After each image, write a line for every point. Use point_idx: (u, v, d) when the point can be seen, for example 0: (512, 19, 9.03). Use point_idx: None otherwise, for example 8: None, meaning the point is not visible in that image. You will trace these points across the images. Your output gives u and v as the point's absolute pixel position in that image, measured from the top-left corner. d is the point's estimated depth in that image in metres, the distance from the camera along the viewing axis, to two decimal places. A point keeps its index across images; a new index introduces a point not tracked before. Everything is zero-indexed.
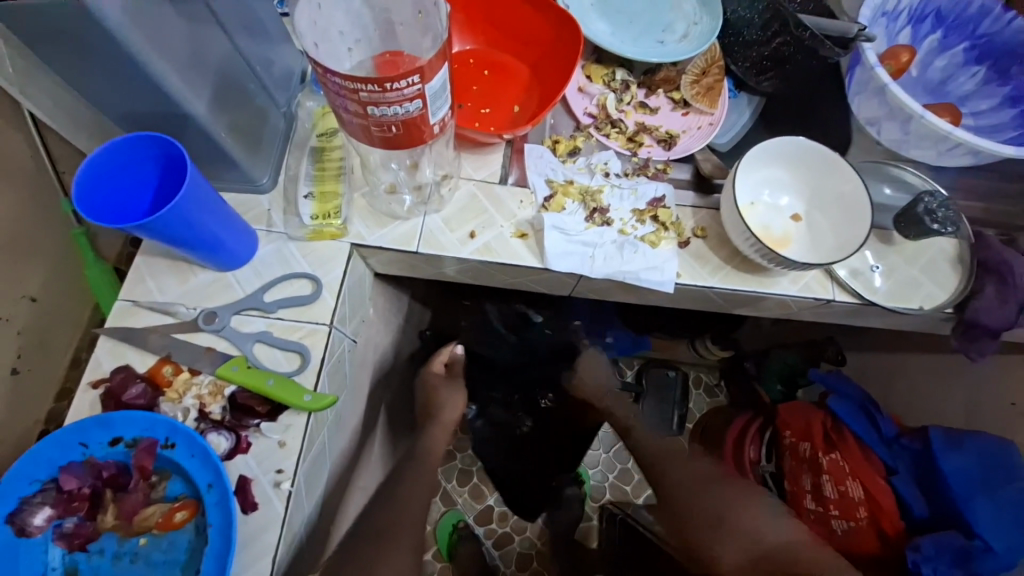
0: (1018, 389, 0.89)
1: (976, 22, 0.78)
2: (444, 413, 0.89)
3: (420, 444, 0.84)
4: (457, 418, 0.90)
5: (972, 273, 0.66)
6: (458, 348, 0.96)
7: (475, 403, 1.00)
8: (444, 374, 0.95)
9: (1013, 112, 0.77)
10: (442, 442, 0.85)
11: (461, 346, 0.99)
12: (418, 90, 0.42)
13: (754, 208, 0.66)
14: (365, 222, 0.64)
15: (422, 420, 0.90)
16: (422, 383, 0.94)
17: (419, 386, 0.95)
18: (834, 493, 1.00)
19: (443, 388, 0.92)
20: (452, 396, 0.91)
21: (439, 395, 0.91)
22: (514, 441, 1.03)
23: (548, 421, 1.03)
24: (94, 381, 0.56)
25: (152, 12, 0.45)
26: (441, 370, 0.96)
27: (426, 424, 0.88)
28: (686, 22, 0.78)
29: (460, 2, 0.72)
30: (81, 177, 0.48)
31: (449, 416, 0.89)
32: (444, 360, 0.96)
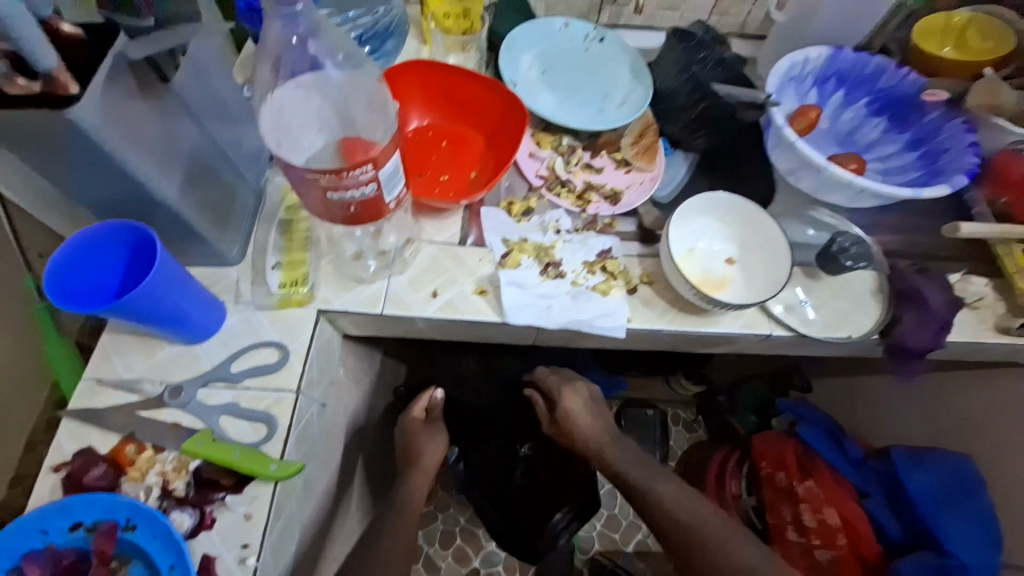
0: (965, 403, 0.95)
1: (873, 80, 0.88)
2: (424, 458, 0.86)
3: (399, 493, 0.80)
4: (439, 462, 0.87)
5: (892, 301, 0.73)
6: (437, 392, 0.92)
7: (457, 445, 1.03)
8: (424, 420, 0.91)
9: (914, 155, 0.86)
10: (423, 489, 0.82)
11: (440, 390, 0.94)
12: (372, 176, 0.47)
13: (692, 255, 0.72)
14: (331, 288, 0.67)
15: (402, 468, 0.87)
16: (402, 431, 0.90)
17: (399, 434, 0.91)
18: (813, 522, 1.01)
19: (423, 434, 0.88)
20: (432, 441, 0.89)
21: (420, 442, 0.88)
22: (504, 488, 1.05)
23: (534, 469, 1.05)
24: (55, 465, 0.55)
25: (127, 115, 0.49)
26: (421, 416, 0.92)
27: (407, 472, 0.85)
28: (622, 91, 0.87)
29: (417, 84, 0.79)
30: (52, 267, 0.50)
31: (429, 461, 0.86)
32: (423, 405, 0.92)
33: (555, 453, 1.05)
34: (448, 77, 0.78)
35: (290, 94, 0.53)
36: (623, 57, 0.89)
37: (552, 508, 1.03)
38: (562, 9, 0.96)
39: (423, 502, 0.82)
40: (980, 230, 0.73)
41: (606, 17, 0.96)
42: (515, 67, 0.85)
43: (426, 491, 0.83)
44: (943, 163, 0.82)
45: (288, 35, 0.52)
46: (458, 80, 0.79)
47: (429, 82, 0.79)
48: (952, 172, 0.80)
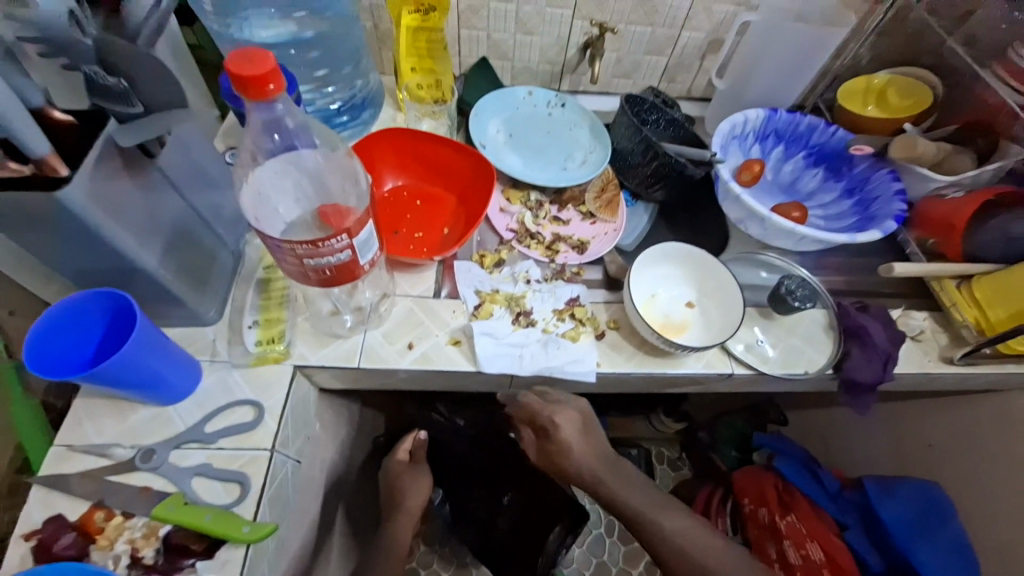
0: (930, 431, 1.01)
1: (807, 136, 0.98)
2: (407, 499, 0.89)
3: (385, 534, 0.86)
4: (422, 504, 0.89)
5: (840, 337, 0.78)
6: (422, 432, 0.96)
7: (441, 486, 1.06)
8: (408, 462, 0.94)
9: (850, 202, 0.95)
10: (408, 531, 0.87)
11: (425, 430, 0.98)
12: (347, 243, 0.51)
13: (654, 301, 0.77)
14: (307, 344, 0.69)
15: (387, 508, 0.90)
16: (386, 474, 0.94)
17: (384, 478, 0.94)
18: (797, 559, 0.99)
19: (405, 475, 0.91)
20: (416, 481, 0.91)
21: (403, 483, 0.91)
22: (489, 535, 1.07)
23: (519, 515, 1.06)
24: (24, 533, 0.54)
25: (114, 192, 0.52)
26: (406, 457, 0.95)
27: (390, 513, 0.89)
28: (583, 151, 0.95)
29: (392, 150, 0.85)
30: (32, 335, 0.52)
31: (413, 502, 0.89)
32: (407, 447, 0.95)
33: (535, 498, 1.05)
34: (419, 142, 0.84)
35: (270, 176, 0.56)
36: (582, 120, 0.98)
37: (547, 527, 1.03)
38: (526, 78, 1.05)
39: (407, 546, 0.86)
40: (912, 269, 0.79)
41: (566, 84, 1.06)
42: (483, 131, 0.93)
43: (411, 530, 0.88)
44: (874, 209, 0.90)
45: (271, 134, 0.53)
46: (428, 145, 0.84)
47: (403, 147, 0.85)
48: (882, 218, 0.87)
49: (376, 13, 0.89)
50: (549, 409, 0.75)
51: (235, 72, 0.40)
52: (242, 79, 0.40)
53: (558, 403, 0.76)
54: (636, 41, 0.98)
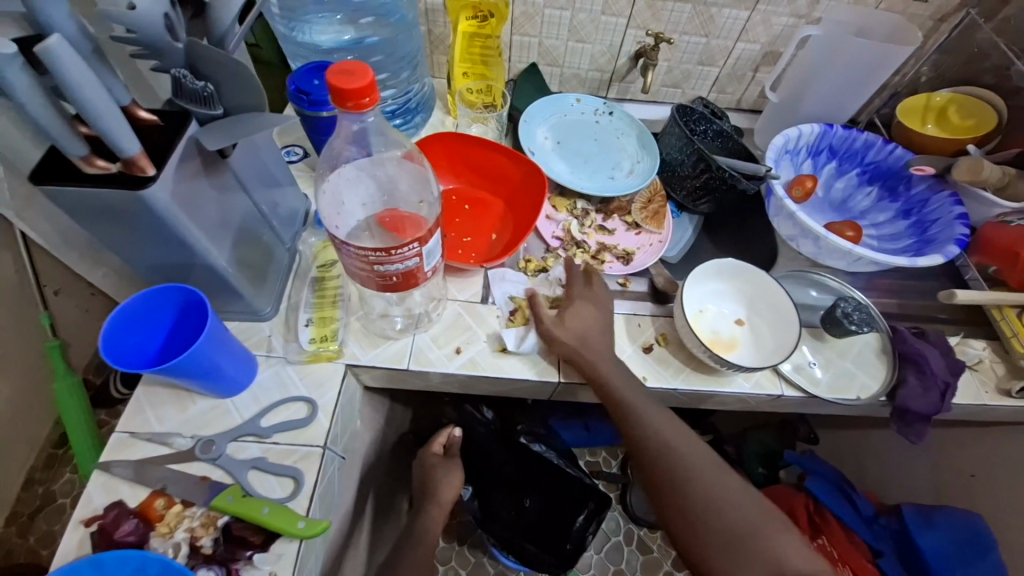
0: (973, 460, 0.97)
1: (862, 153, 0.96)
2: (439, 492, 0.89)
3: (418, 524, 0.86)
4: (454, 498, 0.89)
5: (895, 364, 0.75)
6: (457, 429, 0.97)
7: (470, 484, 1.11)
8: (443, 455, 0.95)
9: (906, 223, 0.92)
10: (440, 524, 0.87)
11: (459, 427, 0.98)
12: (417, 251, 0.51)
13: (703, 316, 0.76)
14: (359, 343, 0.70)
15: (420, 500, 0.91)
16: (421, 465, 0.95)
17: (418, 468, 0.95)
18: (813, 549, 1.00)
19: (440, 468, 0.92)
20: (448, 475, 0.91)
21: (437, 475, 0.91)
22: (511, 525, 1.09)
23: (546, 509, 1.09)
24: (85, 519, 0.56)
25: (193, 192, 0.54)
26: (440, 451, 0.96)
27: (424, 504, 0.89)
28: (630, 160, 0.94)
29: (444, 154, 0.86)
30: (109, 325, 0.53)
31: (447, 496, 0.89)
32: (442, 441, 0.96)
33: (558, 498, 1.08)
34: (470, 146, 0.85)
35: (345, 179, 0.58)
36: (630, 129, 0.97)
37: (576, 511, 1.07)
38: (574, 85, 1.05)
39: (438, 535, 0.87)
40: (975, 297, 0.77)
41: (614, 92, 1.06)
42: (532, 138, 0.93)
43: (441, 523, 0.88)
44: (933, 232, 0.88)
45: (351, 145, 0.55)
46: (479, 150, 0.85)
47: (454, 151, 0.86)
48: (942, 241, 0.85)
49: (432, 18, 0.90)
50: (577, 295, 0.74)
51: (336, 84, 0.42)
52: (343, 91, 0.41)
53: (598, 289, 0.75)
54: (689, 51, 0.97)
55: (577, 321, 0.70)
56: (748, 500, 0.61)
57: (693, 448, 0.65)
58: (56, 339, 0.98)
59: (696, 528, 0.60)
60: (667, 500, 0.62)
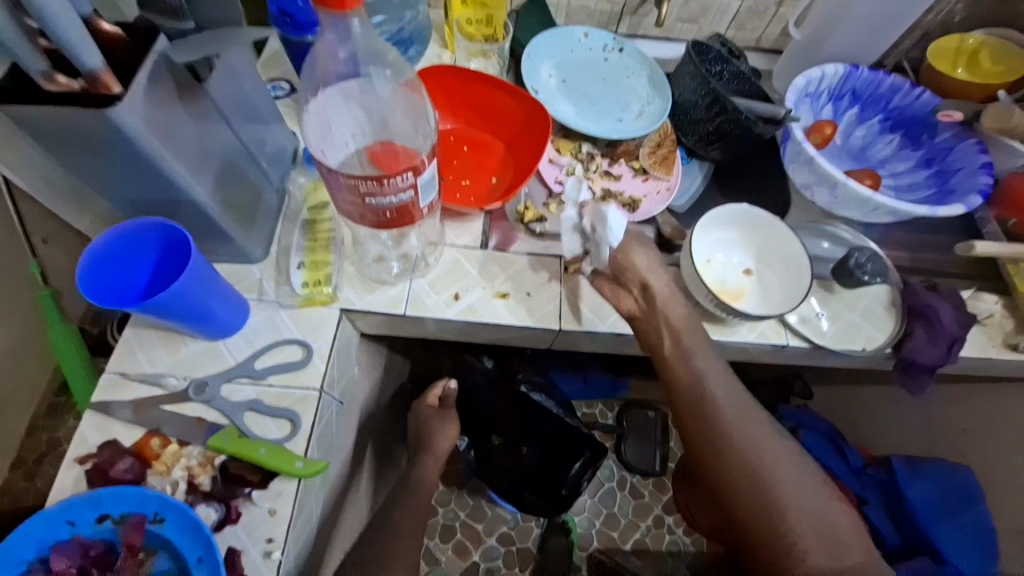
0: (966, 416, 0.98)
1: (887, 98, 0.90)
2: (436, 443, 0.91)
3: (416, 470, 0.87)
4: (448, 448, 0.92)
5: (904, 316, 0.74)
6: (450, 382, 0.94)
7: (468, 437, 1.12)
8: (438, 407, 0.94)
9: (927, 173, 0.88)
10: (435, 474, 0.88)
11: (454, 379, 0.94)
12: (411, 183, 0.48)
13: (710, 265, 0.74)
14: (354, 288, 0.68)
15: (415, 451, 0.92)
16: (416, 416, 0.95)
17: (413, 419, 0.96)
18: None
19: (435, 420, 0.93)
20: (443, 427, 0.93)
21: (432, 427, 0.92)
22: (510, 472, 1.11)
23: (546, 452, 1.10)
24: (80, 457, 0.55)
25: (169, 118, 0.50)
26: (434, 403, 0.96)
27: (418, 456, 0.90)
28: (640, 102, 0.89)
29: (442, 90, 0.80)
30: (85, 263, 0.51)
31: (441, 446, 0.91)
32: (437, 393, 0.95)
33: (555, 446, 1.10)
34: (470, 83, 0.79)
35: (333, 102, 0.54)
36: (641, 68, 0.91)
37: (572, 460, 1.10)
38: (581, 18, 0.98)
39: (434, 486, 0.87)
40: (994, 249, 0.74)
41: (625, 27, 0.98)
42: (535, 75, 0.87)
43: (437, 473, 0.89)
44: (954, 182, 0.84)
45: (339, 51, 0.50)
46: (480, 86, 0.79)
47: (453, 88, 0.80)
48: (963, 192, 0.81)
49: None
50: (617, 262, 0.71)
51: None
52: None
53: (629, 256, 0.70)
54: None
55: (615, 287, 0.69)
56: (801, 469, 0.57)
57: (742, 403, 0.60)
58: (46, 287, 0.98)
59: (753, 490, 0.54)
60: (716, 457, 0.57)
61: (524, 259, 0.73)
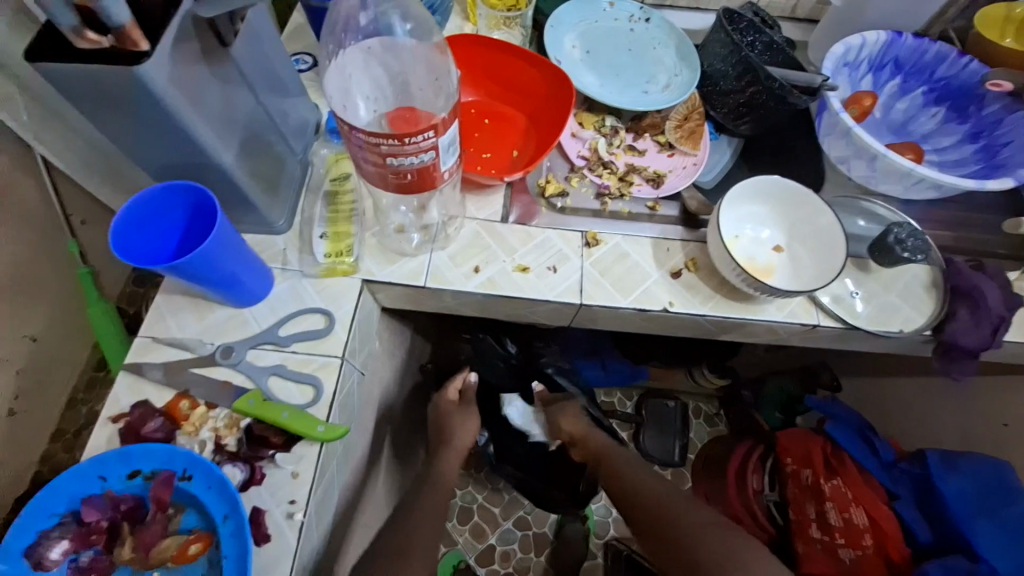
0: (1007, 409, 0.93)
1: (932, 68, 0.85)
2: (456, 437, 0.88)
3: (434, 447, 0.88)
4: (470, 444, 0.89)
5: (946, 297, 0.70)
6: (471, 374, 0.97)
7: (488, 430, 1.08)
8: (458, 401, 0.94)
9: (974, 148, 0.83)
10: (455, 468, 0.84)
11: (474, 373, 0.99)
12: (432, 143, 0.47)
13: (739, 241, 0.71)
14: (375, 260, 0.68)
15: (434, 445, 0.88)
16: (436, 409, 0.94)
17: (433, 415, 0.94)
18: (838, 521, 1.00)
19: (456, 415, 0.91)
20: (464, 421, 0.91)
21: (452, 422, 0.90)
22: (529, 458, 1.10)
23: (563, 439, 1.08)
24: (113, 415, 0.58)
25: (193, 78, 0.50)
26: (455, 397, 0.95)
27: (439, 451, 0.86)
28: (667, 73, 0.86)
29: (463, 61, 0.79)
30: (118, 223, 0.52)
31: (461, 443, 0.88)
32: (458, 387, 0.96)
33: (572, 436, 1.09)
34: (493, 53, 0.78)
35: (355, 60, 0.55)
36: (668, 39, 0.88)
37: None
38: None
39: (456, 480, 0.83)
40: None
41: None
42: (559, 46, 0.85)
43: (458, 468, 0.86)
44: (1004, 156, 0.79)
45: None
46: (503, 57, 0.78)
47: (475, 59, 0.79)
48: (1013, 166, 0.76)
49: None
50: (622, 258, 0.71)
51: None
52: None
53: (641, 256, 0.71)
54: None
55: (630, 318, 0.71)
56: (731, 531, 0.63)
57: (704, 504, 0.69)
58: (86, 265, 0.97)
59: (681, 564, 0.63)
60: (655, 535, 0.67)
61: (546, 234, 0.72)
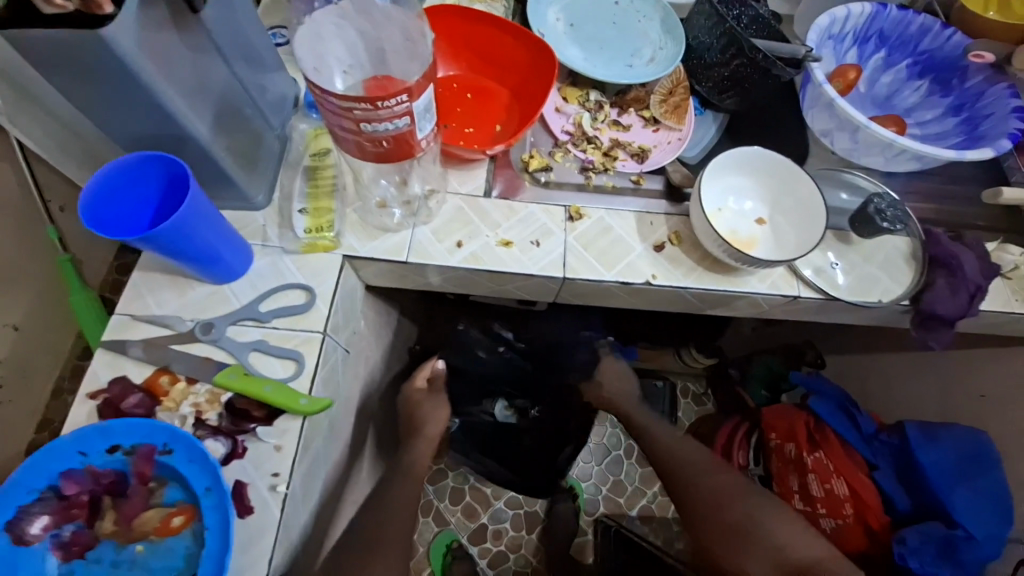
0: (985, 381, 0.96)
1: (917, 40, 0.85)
2: (426, 427, 0.89)
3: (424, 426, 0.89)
4: (441, 432, 0.90)
5: (925, 268, 0.71)
6: (438, 363, 0.95)
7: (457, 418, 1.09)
8: (427, 391, 0.94)
9: (956, 121, 0.83)
10: (426, 456, 0.85)
11: (441, 362, 0.99)
12: (407, 108, 0.46)
13: (721, 214, 0.71)
14: (357, 235, 0.67)
15: (404, 435, 0.89)
16: (405, 400, 0.94)
17: (402, 404, 0.94)
18: (820, 492, 1.04)
19: (425, 403, 0.91)
20: (434, 411, 0.91)
21: (422, 410, 0.91)
22: (517, 435, 1.09)
23: (552, 412, 1.08)
24: (92, 392, 0.57)
25: (161, 43, 0.49)
26: (423, 386, 0.95)
27: (409, 440, 0.88)
28: (652, 47, 0.85)
29: (445, 33, 0.78)
30: (88, 195, 0.51)
31: (432, 431, 0.89)
32: (426, 375, 0.95)
33: (558, 415, 1.09)
34: (475, 25, 0.77)
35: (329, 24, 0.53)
36: (654, 11, 0.87)
37: (563, 445, 1.12)
38: None
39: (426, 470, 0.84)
40: None
41: None
42: (542, 19, 0.84)
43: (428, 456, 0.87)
44: (985, 128, 0.79)
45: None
46: (485, 30, 0.77)
47: (457, 31, 0.78)
48: (993, 137, 0.77)
49: None
50: (606, 232, 0.71)
51: None
52: None
53: (625, 231, 0.71)
54: None
55: (618, 296, 0.72)
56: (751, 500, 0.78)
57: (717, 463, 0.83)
58: (69, 254, 0.96)
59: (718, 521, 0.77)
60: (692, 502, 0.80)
61: (530, 208, 0.72)
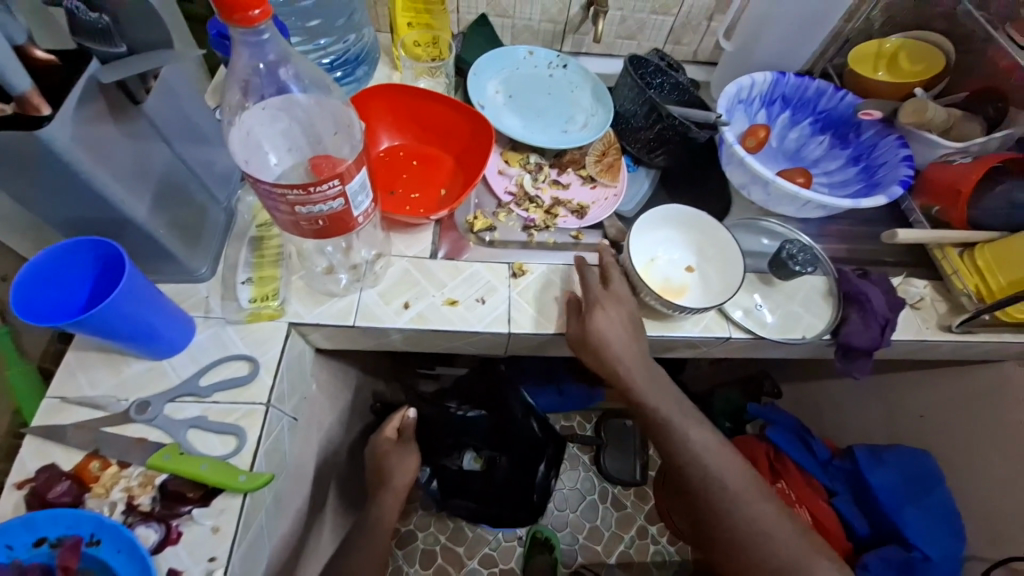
0: (923, 402, 1.01)
1: (815, 101, 0.96)
2: (395, 478, 0.83)
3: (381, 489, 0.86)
4: (410, 482, 0.84)
5: (840, 303, 0.77)
6: (410, 411, 0.89)
7: (428, 466, 1.08)
8: (397, 440, 0.88)
9: (855, 170, 0.94)
10: (394, 512, 0.80)
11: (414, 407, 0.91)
12: (339, 190, 0.49)
13: (653, 264, 0.77)
14: (303, 302, 0.68)
15: (373, 487, 0.84)
16: (372, 450, 0.87)
17: (370, 454, 0.88)
18: None
19: (394, 453, 0.85)
20: (403, 460, 0.85)
21: (391, 461, 0.84)
22: (493, 478, 1.10)
23: (518, 456, 1.10)
24: (18, 482, 0.54)
25: (100, 137, 0.51)
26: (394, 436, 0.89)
27: (375, 493, 0.82)
28: (585, 113, 0.93)
29: (388, 108, 0.83)
30: (20, 280, 0.51)
31: (400, 480, 0.83)
32: (396, 425, 0.89)
33: (526, 450, 1.10)
34: (416, 99, 0.82)
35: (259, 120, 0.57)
36: (585, 82, 0.96)
37: (537, 460, 1.09)
38: (527, 38, 1.03)
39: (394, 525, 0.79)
40: (915, 236, 0.77)
41: (569, 45, 1.04)
42: (482, 91, 0.91)
43: (397, 511, 0.81)
44: (880, 176, 0.89)
45: (256, 62, 0.52)
46: (425, 103, 0.82)
47: (400, 106, 0.83)
48: (887, 184, 0.86)
49: None
50: (549, 284, 0.74)
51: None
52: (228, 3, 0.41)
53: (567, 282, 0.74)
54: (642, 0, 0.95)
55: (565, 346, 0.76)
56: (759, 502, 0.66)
57: (752, 491, 0.67)
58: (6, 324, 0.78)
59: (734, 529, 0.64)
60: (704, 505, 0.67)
61: (473, 267, 0.74)
